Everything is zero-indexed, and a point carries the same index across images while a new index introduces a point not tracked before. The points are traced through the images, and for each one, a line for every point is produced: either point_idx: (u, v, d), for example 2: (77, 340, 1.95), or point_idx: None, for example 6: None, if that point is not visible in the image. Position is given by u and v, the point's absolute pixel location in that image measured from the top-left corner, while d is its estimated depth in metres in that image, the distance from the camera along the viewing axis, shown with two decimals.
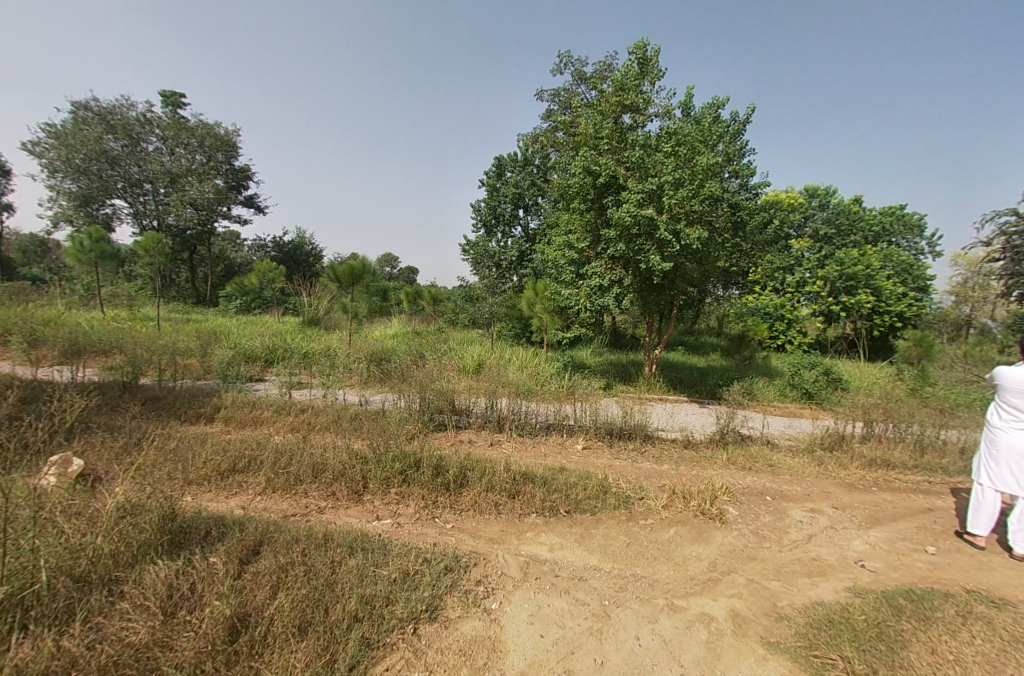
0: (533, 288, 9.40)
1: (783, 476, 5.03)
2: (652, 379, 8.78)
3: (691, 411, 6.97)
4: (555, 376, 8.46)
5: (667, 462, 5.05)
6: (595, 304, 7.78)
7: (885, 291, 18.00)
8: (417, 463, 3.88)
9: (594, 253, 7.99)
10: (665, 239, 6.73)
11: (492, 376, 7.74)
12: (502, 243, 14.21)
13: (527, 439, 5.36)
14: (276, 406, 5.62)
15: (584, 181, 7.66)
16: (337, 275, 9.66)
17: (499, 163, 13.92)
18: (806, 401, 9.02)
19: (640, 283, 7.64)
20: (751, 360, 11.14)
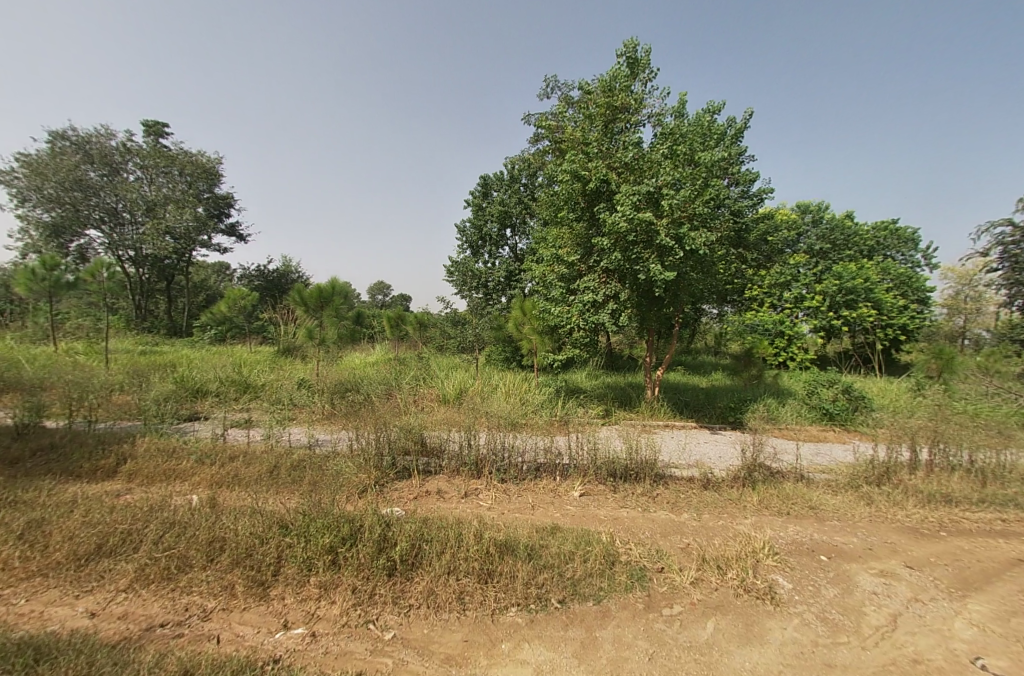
0: (520, 308, 8.50)
1: (831, 523, 4.02)
2: (655, 404, 7.80)
3: (705, 441, 5.99)
4: (548, 404, 7.46)
5: (686, 509, 4.02)
6: (589, 323, 6.86)
7: (886, 305, 17.46)
8: (354, 534, 2.85)
9: (586, 266, 7.14)
10: (667, 245, 5.76)
11: (474, 406, 6.74)
12: (489, 264, 13.33)
13: (511, 486, 4.31)
14: (202, 454, 4.56)
15: (573, 188, 6.81)
16: (304, 299, 8.65)
17: (484, 182, 13.17)
18: (827, 423, 8.08)
19: (639, 298, 6.75)
20: (760, 379, 10.22)
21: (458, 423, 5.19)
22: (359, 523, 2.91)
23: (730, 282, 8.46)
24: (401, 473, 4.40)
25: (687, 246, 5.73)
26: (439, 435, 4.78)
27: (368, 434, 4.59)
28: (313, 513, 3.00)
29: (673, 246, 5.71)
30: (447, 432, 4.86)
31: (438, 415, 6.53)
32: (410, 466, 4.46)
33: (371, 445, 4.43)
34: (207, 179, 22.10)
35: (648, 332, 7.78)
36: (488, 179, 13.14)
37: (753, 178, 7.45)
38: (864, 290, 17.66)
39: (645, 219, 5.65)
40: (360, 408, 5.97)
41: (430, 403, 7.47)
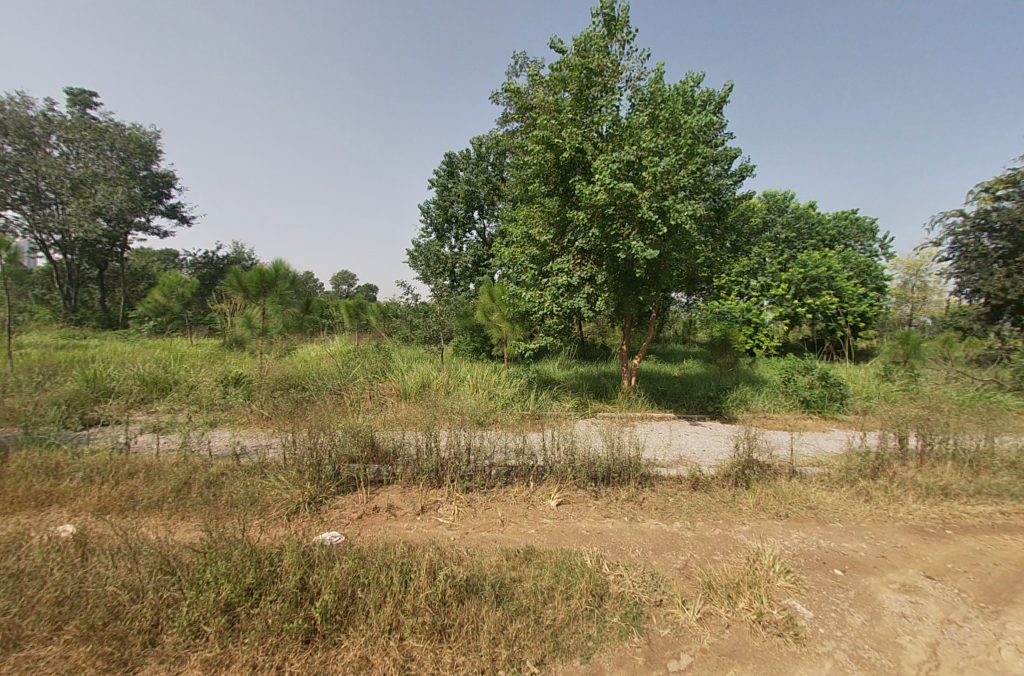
0: (488, 293, 7.82)
1: (834, 526, 3.61)
2: (632, 394, 7.33)
3: (688, 435, 5.55)
4: (520, 397, 6.87)
5: (676, 517, 3.51)
6: (563, 309, 6.29)
7: (847, 292, 17.77)
8: (264, 584, 2.18)
9: (560, 247, 6.56)
10: (649, 220, 5.16)
11: (438, 402, 6.05)
12: (455, 248, 12.53)
13: (477, 496, 3.69)
14: (93, 471, 3.69)
15: (545, 158, 6.14)
16: (242, 284, 7.63)
17: (448, 160, 12.32)
18: (804, 410, 7.87)
19: (616, 281, 6.22)
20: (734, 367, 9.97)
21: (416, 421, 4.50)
22: (270, 570, 2.24)
23: (706, 266, 8.07)
24: (344, 487, 3.68)
25: (671, 221, 5.16)
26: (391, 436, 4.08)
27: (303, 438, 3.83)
28: (212, 557, 2.30)
29: (656, 221, 5.14)
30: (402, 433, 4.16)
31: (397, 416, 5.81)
32: (356, 476, 3.74)
33: (307, 454, 3.67)
34: (145, 156, 19.97)
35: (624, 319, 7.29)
36: (453, 157, 12.28)
37: (735, 154, 6.95)
38: (827, 278, 17.92)
39: (626, 189, 5.04)
40: (303, 407, 5.17)
41: (387, 402, 6.69)
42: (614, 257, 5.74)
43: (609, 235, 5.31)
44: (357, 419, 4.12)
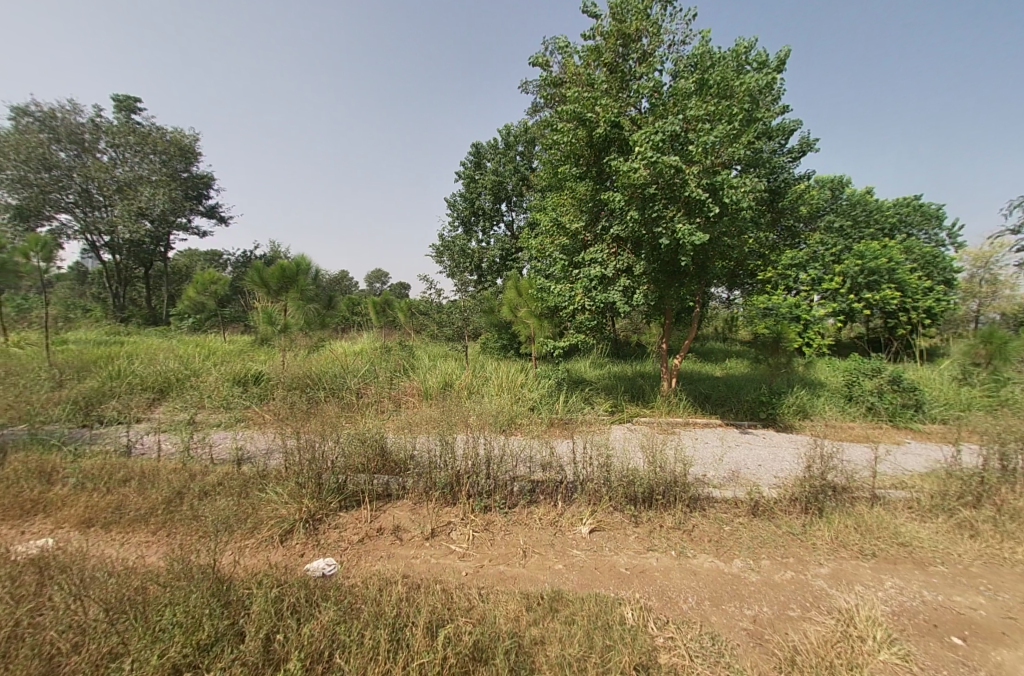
0: (516, 288, 7.33)
1: (937, 571, 2.93)
2: (672, 398, 6.66)
3: (740, 447, 4.88)
4: (549, 400, 6.35)
5: (735, 553, 2.92)
6: (596, 303, 5.72)
7: (910, 286, 16.14)
8: (223, 641, 1.84)
9: (593, 235, 5.98)
10: (696, 199, 4.52)
11: (460, 405, 5.63)
12: (483, 242, 12.09)
13: (497, 518, 3.21)
14: (88, 479, 3.44)
15: (577, 136, 5.58)
16: (263, 279, 7.39)
17: (475, 150, 11.87)
18: (869, 418, 6.99)
19: (657, 271, 5.59)
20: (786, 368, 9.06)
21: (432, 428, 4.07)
22: (230, 622, 1.91)
23: (757, 256, 7.27)
24: (347, 502, 3.26)
25: (723, 200, 4.50)
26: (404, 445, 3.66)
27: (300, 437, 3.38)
28: (170, 597, 2.01)
29: (705, 200, 4.49)
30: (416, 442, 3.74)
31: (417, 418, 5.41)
32: (361, 490, 3.31)
33: (305, 464, 3.24)
34: (186, 158, 20.52)
35: (664, 316, 6.64)
36: (480, 147, 11.83)
37: (794, 127, 6.14)
38: (887, 270, 16.37)
39: (671, 164, 4.41)
40: (317, 407, 4.85)
41: (410, 402, 6.36)
42: (655, 244, 5.12)
43: (651, 218, 4.70)
44: (365, 424, 3.69)
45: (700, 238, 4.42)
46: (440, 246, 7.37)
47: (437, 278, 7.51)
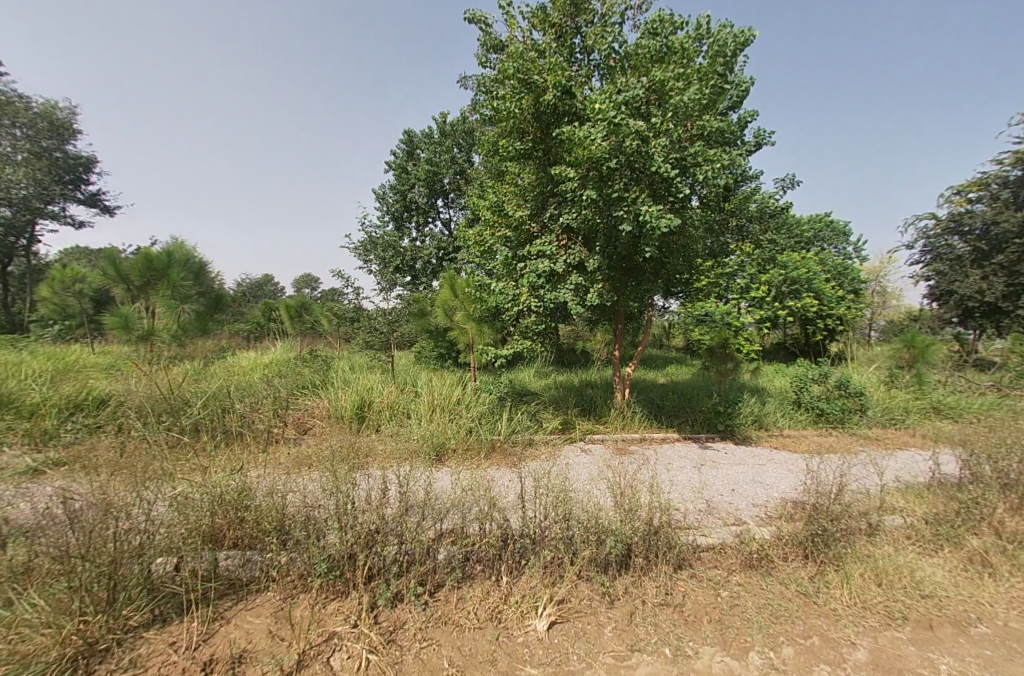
0: (450, 287, 6.30)
1: (983, 637, 2.35)
2: (627, 411, 5.96)
3: (712, 472, 4.22)
4: (491, 415, 5.39)
5: (747, 641, 2.17)
6: (545, 304, 4.85)
7: (827, 294, 17.03)
8: None
9: (540, 224, 5.12)
10: (664, 177, 3.77)
11: (379, 441, 4.56)
12: (416, 241, 10.92)
13: (413, 616, 2.25)
14: None
15: (522, 104, 4.71)
16: (122, 271, 5.87)
17: (407, 138, 10.74)
18: (820, 425, 6.76)
19: (613, 267, 4.83)
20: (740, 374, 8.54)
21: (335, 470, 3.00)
22: None
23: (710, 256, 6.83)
24: (148, 618, 2.13)
25: (695, 179, 3.78)
26: (282, 502, 2.58)
27: (70, 525, 2.18)
28: None
29: (674, 179, 3.76)
30: (304, 496, 2.65)
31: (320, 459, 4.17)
32: (184, 591, 2.21)
33: (88, 559, 2.04)
34: (57, 134, 17.09)
35: (618, 320, 5.92)
36: (412, 135, 10.72)
37: (752, 116, 5.70)
38: (807, 279, 17.21)
39: (636, 131, 3.62)
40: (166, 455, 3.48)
41: (311, 439, 5.01)
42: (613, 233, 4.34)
43: (611, 198, 3.88)
44: (219, 480, 2.54)
45: (670, 224, 3.68)
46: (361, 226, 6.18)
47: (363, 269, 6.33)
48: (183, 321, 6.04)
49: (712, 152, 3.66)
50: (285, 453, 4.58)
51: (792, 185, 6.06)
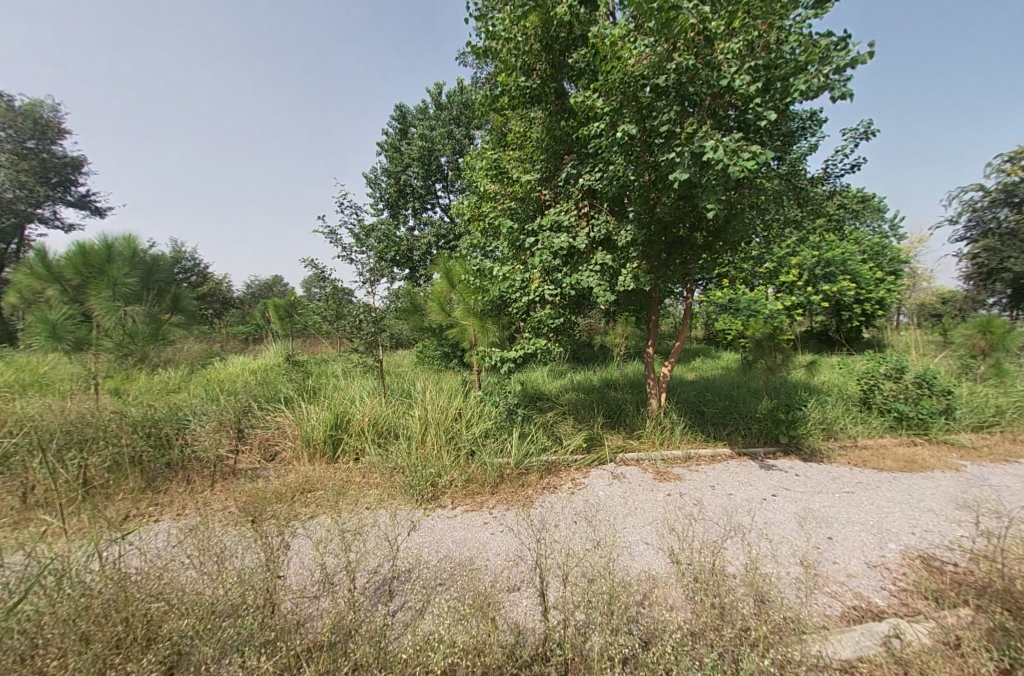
0: (447, 275, 5.24)
1: None
2: (666, 421, 4.84)
3: (799, 521, 3.13)
4: (500, 431, 4.33)
5: None
6: (563, 291, 3.78)
7: (864, 276, 15.55)
8: None
9: (556, 189, 4.02)
10: (740, 96, 2.61)
11: (350, 490, 3.52)
12: (413, 229, 9.89)
13: None
14: None
15: (528, 28, 3.63)
16: (56, 270, 4.97)
17: (400, 114, 9.66)
18: (898, 432, 5.55)
19: (651, 241, 3.72)
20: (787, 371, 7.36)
21: (257, 551, 2.29)
22: None
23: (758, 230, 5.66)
24: None
25: (782, 102, 2.65)
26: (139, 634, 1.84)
27: None
28: None
29: (753, 100, 2.60)
30: (181, 613, 1.88)
31: (267, 510, 3.15)
32: None
33: None
34: (39, 133, 16.37)
35: (652, 310, 4.79)
36: (406, 110, 9.66)
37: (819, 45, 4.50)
38: (841, 261, 15.77)
39: (698, 28, 2.49)
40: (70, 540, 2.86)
41: (274, 472, 4.00)
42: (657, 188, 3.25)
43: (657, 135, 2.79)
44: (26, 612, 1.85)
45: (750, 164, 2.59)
46: (341, 205, 5.16)
47: (343, 257, 5.30)
48: (130, 326, 5.09)
49: (811, 57, 2.54)
50: (234, 494, 3.57)
51: (867, 135, 4.89)
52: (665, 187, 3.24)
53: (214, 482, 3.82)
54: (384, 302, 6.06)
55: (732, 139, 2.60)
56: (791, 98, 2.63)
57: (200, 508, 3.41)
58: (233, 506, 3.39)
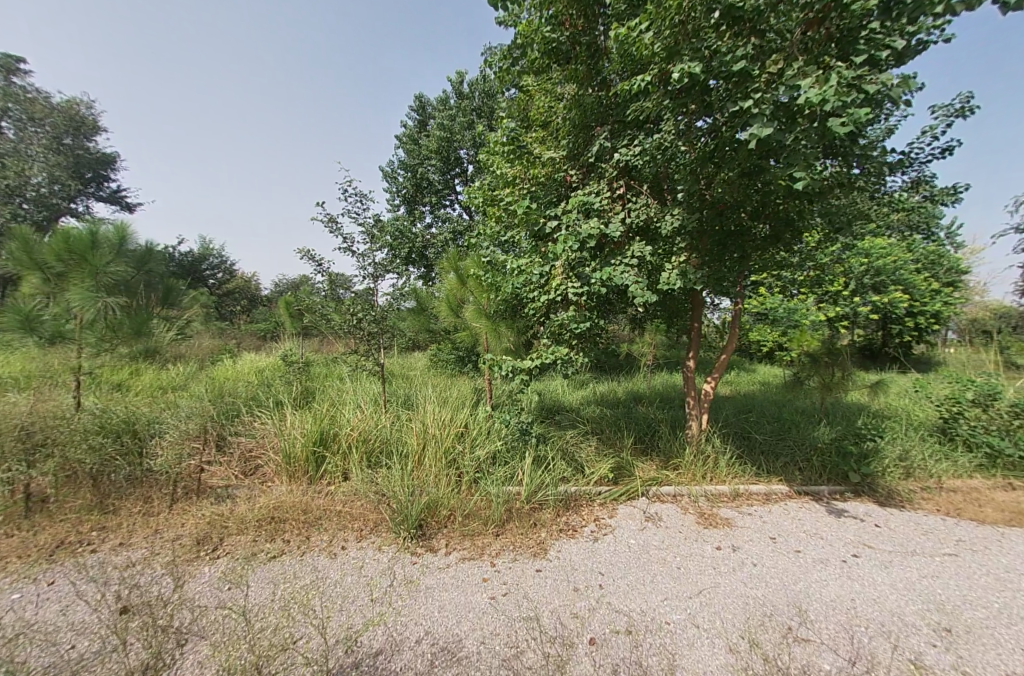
0: (456, 271, 4.60)
1: None
2: (707, 448, 4.09)
3: (889, 609, 2.43)
4: (510, 453, 3.67)
5: None
6: (590, 290, 3.10)
7: (918, 288, 13.66)
8: None
9: (585, 172, 3.38)
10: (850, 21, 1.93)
11: (325, 525, 2.94)
12: (431, 225, 9.35)
13: None
14: None
15: None
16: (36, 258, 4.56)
17: (420, 104, 9.16)
18: (991, 472, 4.60)
19: (704, 231, 3.02)
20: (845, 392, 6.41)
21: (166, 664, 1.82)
22: None
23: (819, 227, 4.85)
24: None
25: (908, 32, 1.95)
26: None
27: None
28: None
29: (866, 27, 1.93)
30: None
31: (226, 556, 2.67)
32: None
33: None
34: (75, 130, 16.70)
35: (695, 318, 4.05)
36: (426, 100, 9.15)
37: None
38: (891, 270, 13.72)
39: None
40: None
41: (246, 493, 3.45)
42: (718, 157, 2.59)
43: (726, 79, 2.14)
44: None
45: (858, 113, 1.94)
46: (343, 191, 4.40)
47: (344, 248, 4.69)
48: (112, 320, 4.66)
49: None
50: (192, 520, 3.02)
51: (964, 111, 4.01)
52: (728, 156, 2.57)
53: (176, 502, 3.29)
54: (389, 300, 5.44)
55: (838, 78, 1.93)
56: (920, 25, 1.95)
57: (149, 537, 2.87)
58: (186, 538, 2.84)
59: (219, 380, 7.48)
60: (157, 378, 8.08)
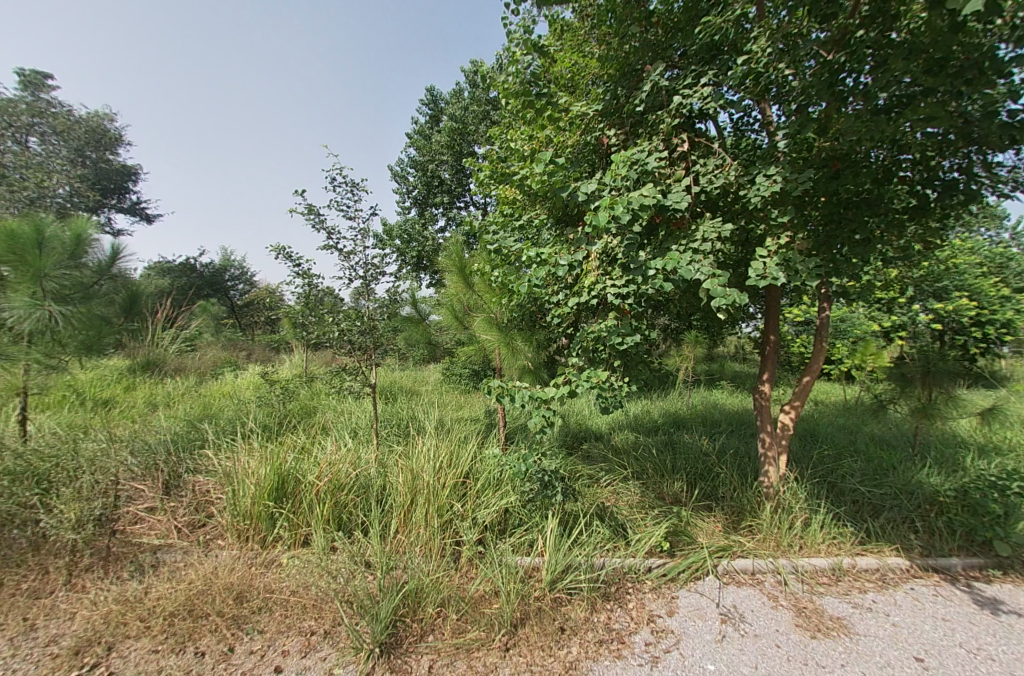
0: (461, 271, 3.72)
1: None
2: (790, 501, 3.07)
3: None
4: (527, 510, 2.74)
5: None
6: (638, 290, 2.18)
7: None
8: None
9: (630, 133, 2.50)
10: None
11: (262, 625, 2.10)
12: (444, 228, 8.61)
13: None
14: None
15: None
16: None
17: (431, 98, 8.46)
18: None
19: (812, 201, 2.07)
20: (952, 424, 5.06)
21: None
22: None
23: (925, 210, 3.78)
24: None
25: None
26: None
27: None
28: None
29: None
30: None
31: None
32: None
33: None
34: (98, 144, 16.85)
35: (774, 329, 3.06)
36: (438, 93, 8.43)
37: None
38: None
39: None
40: None
41: (177, 561, 2.63)
42: (862, 68, 1.75)
43: None
44: None
45: None
46: (331, 178, 3.36)
47: (331, 246, 3.69)
48: (60, 334, 3.99)
49: None
50: (85, 610, 2.22)
51: None
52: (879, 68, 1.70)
53: (79, 578, 2.50)
54: (379, 309, 4.27)
55: None
56: None
57: (17, 638, 2.09)
58: (63, 644, 2.03)
59: (210, 398, 6.80)
60: (150, 394, 7.49)
